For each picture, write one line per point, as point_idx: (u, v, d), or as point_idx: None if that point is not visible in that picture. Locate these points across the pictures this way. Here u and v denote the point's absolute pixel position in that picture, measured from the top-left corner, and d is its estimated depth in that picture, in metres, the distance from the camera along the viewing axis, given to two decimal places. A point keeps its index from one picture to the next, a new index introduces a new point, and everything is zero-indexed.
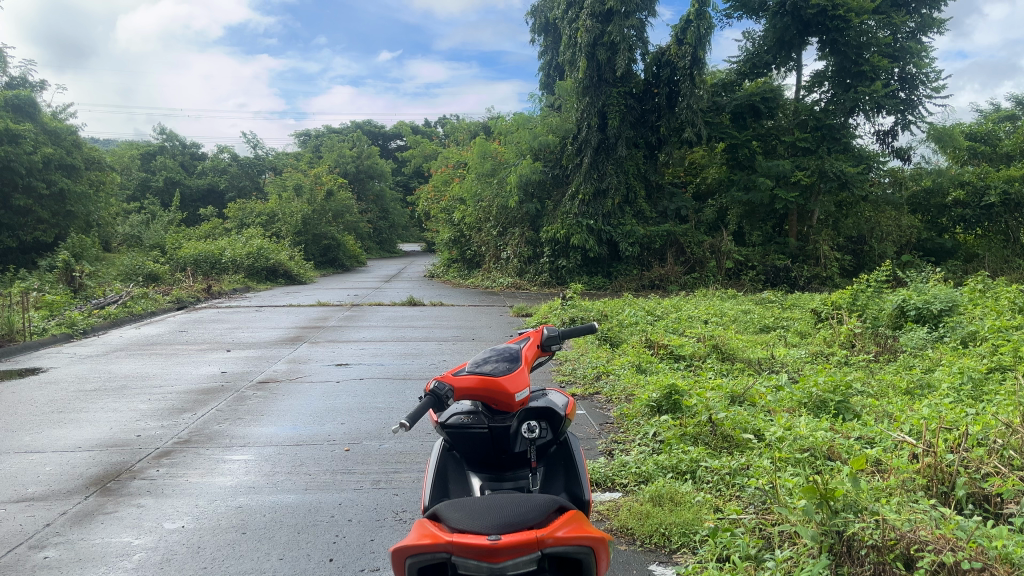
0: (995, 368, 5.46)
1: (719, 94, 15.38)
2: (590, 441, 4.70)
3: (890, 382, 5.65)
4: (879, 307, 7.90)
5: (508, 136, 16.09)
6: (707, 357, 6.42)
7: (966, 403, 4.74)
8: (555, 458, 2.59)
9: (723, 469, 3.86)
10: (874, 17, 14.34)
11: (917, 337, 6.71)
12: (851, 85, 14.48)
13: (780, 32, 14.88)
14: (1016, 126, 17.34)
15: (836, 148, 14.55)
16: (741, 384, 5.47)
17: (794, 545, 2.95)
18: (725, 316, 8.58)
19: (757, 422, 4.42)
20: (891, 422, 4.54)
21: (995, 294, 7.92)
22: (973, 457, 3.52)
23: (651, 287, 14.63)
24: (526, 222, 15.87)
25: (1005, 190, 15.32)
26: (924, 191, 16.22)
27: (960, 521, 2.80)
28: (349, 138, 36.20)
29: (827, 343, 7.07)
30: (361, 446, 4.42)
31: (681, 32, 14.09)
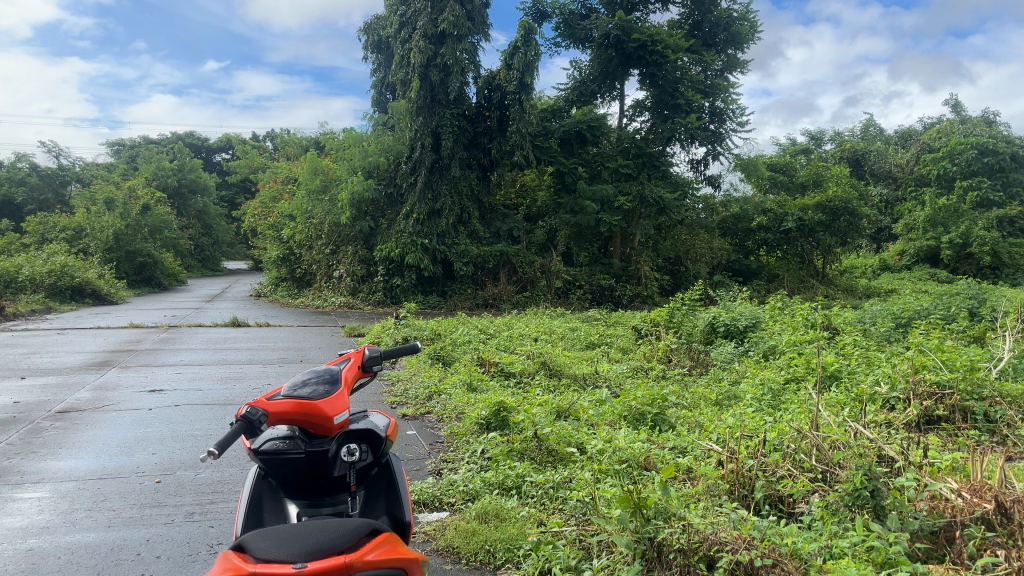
0: (791, 379, 6.01)
1: (547, 119, 15.68)
2: (419, 461, 4.68)
3: (701, 394, 6.04)
4: (692, 323, 8.46)
5: (340, 153, 15.77)
6: (536, 373, 6.60)
7: (766, 412, 5.17)
8: (377, 480, 2.56)
9: (547, 483, 3.97)
10: (687, 54, 15.45)
11: (726, 352, 7.24)
12: (668, 116, 15.55)
13: (604, 64, 15.66)
14: (808, 158, 19.17)
15: (656, 175, 15.56)
16: (566, 400, 5.63)
17: (611, 554, 3.08)
18: (553, 334, 8.82)
19: (580, 435, 4.59)
20: (701, 432, 4.87)
21: (792, 310, 8.69)
22: (770, 461, 3.88)
23: (484, 306, 14.85)
24: (359, 240, 15.59)
25: (799, 218, 16.95)
26: (732, 217, 17.59)
27: (755, 521, 3.07)
28: (168, 149, 34.14)
29: (647, 358, 7.45)
30: (175, 477, 4.15)
31: (510, 58, 14.49)
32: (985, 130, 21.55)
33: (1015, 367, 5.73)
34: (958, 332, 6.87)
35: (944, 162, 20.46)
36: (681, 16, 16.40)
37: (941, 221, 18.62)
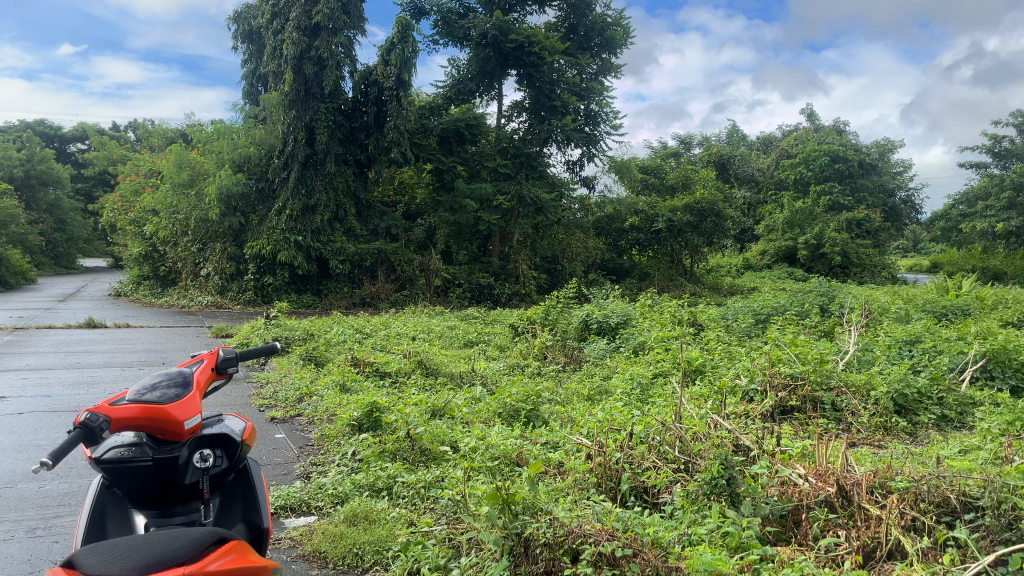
0: (659, 373, 6.24)
1: (425, 116, 15.58)
2: (288, 465, 4.54)
3: (574, 389, 6.17)
4: (567, 321, 8.65)
5: (208, 145, 15.10)
6: (412, 372, 6.55)
7: (635, 405, 5.34)
8: (233, 487, 2.47)
9: (418, 483, 3.94)
10: (563, 57, 15.77)
11: (598, 348, 7.44)
12: (545, 117, 15.92)
13: (482, 63, 15.72)
14: (678, 161, 19.96)
15: (533, 175, 15.79)
16: (441, 398, 5.62)
17: (480, 551, 3.09)
18: (430, 332, 8.78)
19: (453, 434, 4.59)
20: (573, 426, 4.97)
21: (661, 307, 9.04)
22: (636, 453, 4.02)
23: (361, 305, 14.62)
24: (228, 237, 14.98)
25: (669, 219, 17.64)
26: (607, 217, 18.09)
27: (618, 513, 3.17)
28: (15, 138, 31.64)
29: (523, 355, 7.53)
30: (14, 491, 3.85)
31: (387, 53, 14.33)
32: (836, 139, 23.10)
33: (859, 359, 6.18)
34: (810, 327, 7.34)
35: (801, 168, 21.79)
36: (557, 19, 16.70)
37: (797, 223, 19.83)
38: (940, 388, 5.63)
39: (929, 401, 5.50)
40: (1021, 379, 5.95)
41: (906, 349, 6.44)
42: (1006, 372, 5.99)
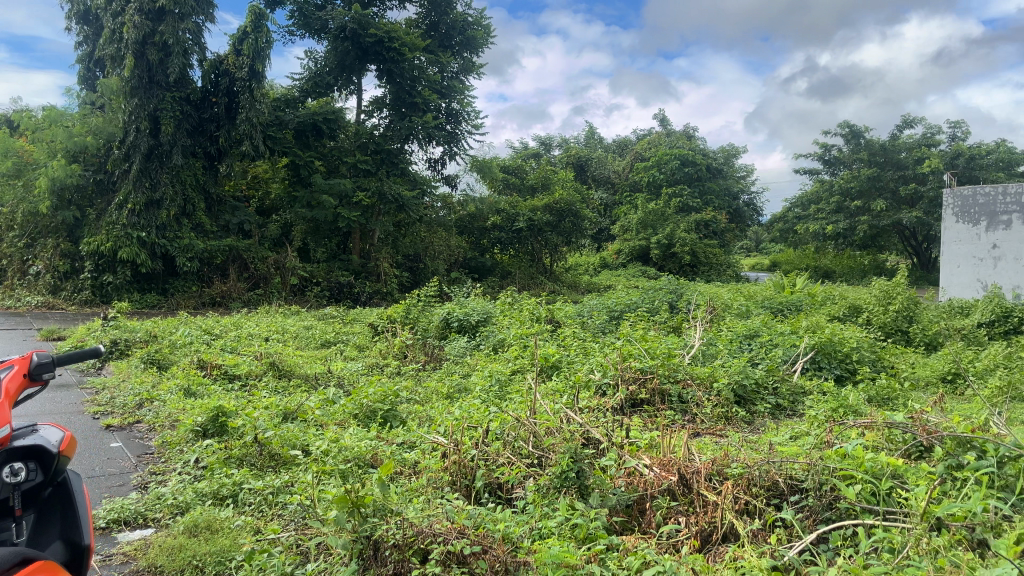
0: (517, 369, 6.32)
1: (280, 109, 15.02)
2: (124, 476, 4.25)
3: (433, 388, 6.15)
4: (428, 319, 8.62)
5: (37, 133, 13.92)
6: (263, 374, 6.31)
7: (492, 402, 5.38)
8: (49, 502, 2.28)
9: (266, 489, 3.80)
10: (424, 54, 15.73)
11: (458, 346, 7.45)
12: (406, 114, 15.92)
13: (340, 56, 15.37)
14: (537, 162, 20.35)
15: (394, 172, 15.74)
16: (293, 401, 5.43)
17: (328, 556, 3.01)
18: (286, 332, 8.50)
19: (305, 437, 4.47)
20: (429, 425, 4.95)
21: (520, 305, 9.17)
22: (491, 450, 4.05)
23: (211, 305, 13.93)
24: (62, 232, 13.88)
25: (530, 218, 17.95)
26: (468, 216, 18.14)
27: (469, 511, 3.18)
28: None
29: (382, 355, 7.43)
30: None
31: (239, 42, 13.75)
32: (686, 143, 24.26)
33: (703, 353, 6.51)
34: (660, 322, 7.67)
35: (654, 171, 22.73)
36: (418, 15, 16.58)
37: (650, 224, 20.69)
38: (775, 378, 6.02)
39: (765, 391, 5.87)
40: (844, 368, 6.48)
41: (745, 343, 6.85)
42: (832, 362, 6.51)
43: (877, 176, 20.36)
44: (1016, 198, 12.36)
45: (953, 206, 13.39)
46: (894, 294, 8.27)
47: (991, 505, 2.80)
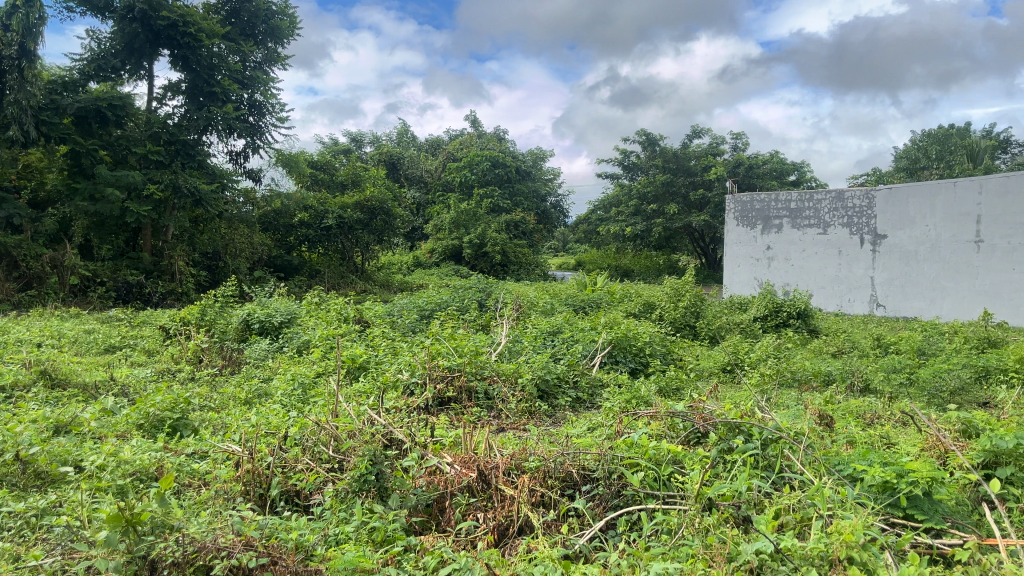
0: (323, 371, 6.13)
1: (56, 92, 13.35)
2: None
3: (231, 393, 5.83)
4: (226, 321, 8.18)
5: None
6: (32, 385, 5.68)
7: (295, 406, 5.18)
8: None
9: (28, 512, 3.40)
10: (224, 41, 15.02)
11: (259, 349, 7.13)
12: (204, 103, 15.07)
13: (128, 38, 14.07)
14: (348, 159, 19.96)
15: (190, 164, 14.82)
16: (65, 413, 4.92)
17: None
18: (62, 338, 7.73)
19: (80, 452, 4.09)
20: (224, 433, 4.68)
21: (327, 304, 8.94)
22: (290, 456, 3.90)
23: None
24: None
25: (339, 215, 17.64)
26: (274, 212, 17.35)
27: (259, 521, 3.05)
28: None
29: (173, 359, 6.93)
30: None
31: (6, 16, 12.33)
32: (496, 145, 24.70)
33: (509, 350, 6.64)
34: (469, 321, 7.75)
35: (465, 171, 22.96)
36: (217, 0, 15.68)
37: (462, 224, 20.91)
38: (575, 373, 6.26)
39: (566, 385, 6.09)
40: (638, 361, 6.88)
41: (549, 339, 7.05)
42: (627, 356, 6.89)
43: (670, 182, 21.85)
44: (785, 204, 13.70)
45: (735, 211, 14.63)
46: (683, 291, 8.88)
47: (753, 484, 3.07)
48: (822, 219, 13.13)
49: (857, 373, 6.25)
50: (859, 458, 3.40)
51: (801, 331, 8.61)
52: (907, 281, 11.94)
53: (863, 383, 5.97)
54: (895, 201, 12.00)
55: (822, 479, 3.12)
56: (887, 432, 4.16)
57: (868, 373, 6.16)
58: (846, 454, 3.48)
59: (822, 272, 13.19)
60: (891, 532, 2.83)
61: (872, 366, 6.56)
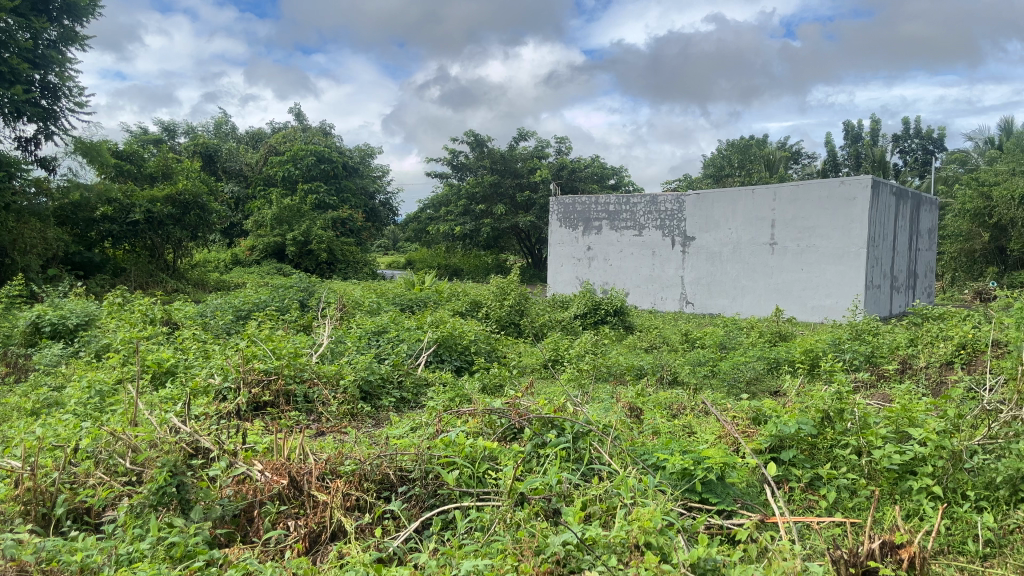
0: (124, 378, 5.65)
1: None
2: None
3: (14, 405, 5.25)
4: (10, 324, 7.37)
5: None
6: None
7: (90, 416, 4.74)
8: None
9: None
10: (11, 15, 13.51)
11: (51, 354, 6.48)
12: None
13: None
14: (159, 149, 18.63)
15: None
16: None
17: None
18: None
19: None
20: (3, 449, 4.19)
21: (131, 305, 8.29)
22: (80, 471, 3.57)
23: None
24: None
25: (148, 209, 16.50)
26: (71, 205, 15.69)
27: (38, 543, 2.78)
28: None
29: None
30: None
31: None
32: (322, 140, 24.00)
33: (332, 351, 6.45)
34: (289, 322, 7.46)
35: (288, 166, 22.14)
36: None
37: (286, 220, 20.10)
38: (400, 373, 6.16)
39: (390, 385, 6.00)
40: (463, 360, 6.92)
41: (373, 339, 6.90)
42: (452, 355, 6.91)
43: (497, 183, 22.28)
44: (605, 207, 14.32)
45: (559, 212, 15.13)
46: (508, 291, 9.04)
47: (564, 477, 3.17)
48: (638, 221, 13.83)
49: (666, 367, 6.64)
50: (661, 447, 3.60)
51: (618, 328, 9.03)
52: (712, 280, 12.82)
53: (672, 376, 6.36)
54: (702, 205, 12.87)
55: (627, 470, 3.28)
56: (689, 422, 4.43)
57: (676, 367, 6.56)
58: (651, 444, 3.67)
59: (638, 271, 13.91)
60: (688, 516, 3.03)
61: (679, 360, 6.98)
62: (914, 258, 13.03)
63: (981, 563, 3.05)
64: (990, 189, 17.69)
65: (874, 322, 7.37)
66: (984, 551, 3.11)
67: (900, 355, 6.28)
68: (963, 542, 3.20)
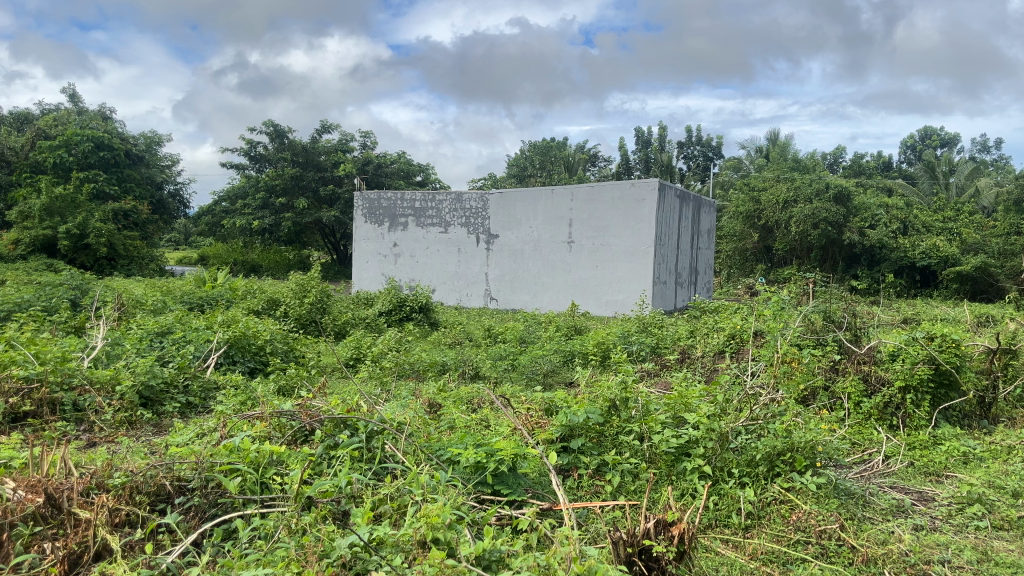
0: None
1: None
2: None
3: None
4: None
5: None
6: None
7: None
8: None
9: None
10: None
11: None
12: None
13: None
14: None
15: None
16: None
17: None
18: None
19: None
20: None
21: None
22: None
23: None
24: None
25: None
26: None
27: None
28: None
29: None
30: None
31: None
32: (101, 124, 21.98)
33: (107, 354, 5.89)
34: (56, 323, 6.75)
35: (60, 152, 20.11)
36: None
37: (57, 211, 17.97)
38: (186, 376, 5.75)
39: (174, 390, 5.57)
40: (258, 361, 6.62)
41: (156, 341, 6.37)
42: (245, 356, 6.58)
43: (299, 176, 21.57)
44: (411, 203, 14.27)
45: (363, 207, 14.87)
46: (308, 287, 8.71)
47: (354, 478, 3.10)
48: (443, 218, 13.90)
49: (468, 361, 6.70)
50: (456, 441, 3.61)
51: (422, 325, 9.03)
52: (515, 277, 13.18)
53: (473, 371, 6.41)
54: (505, 204, 13.17)
55: (420, 467, 3.26)
56: (486, 415, 4.49)
57: (478, 361, 6.65)
58: (446, 440, 3.68)
59: (443, 268, 14.00)
60: (480, 508, 3.08)
61: (481, 355, 7.08)
62: (696, 257, 14.13)
63: (743, 534, 3.33)
64: (759, 195, 19.61)
65: (659, 315, 7.91)
66: (745, 522, 3.41)
67: (680, 346, 6.78)
68: (728, 515, 3.49)
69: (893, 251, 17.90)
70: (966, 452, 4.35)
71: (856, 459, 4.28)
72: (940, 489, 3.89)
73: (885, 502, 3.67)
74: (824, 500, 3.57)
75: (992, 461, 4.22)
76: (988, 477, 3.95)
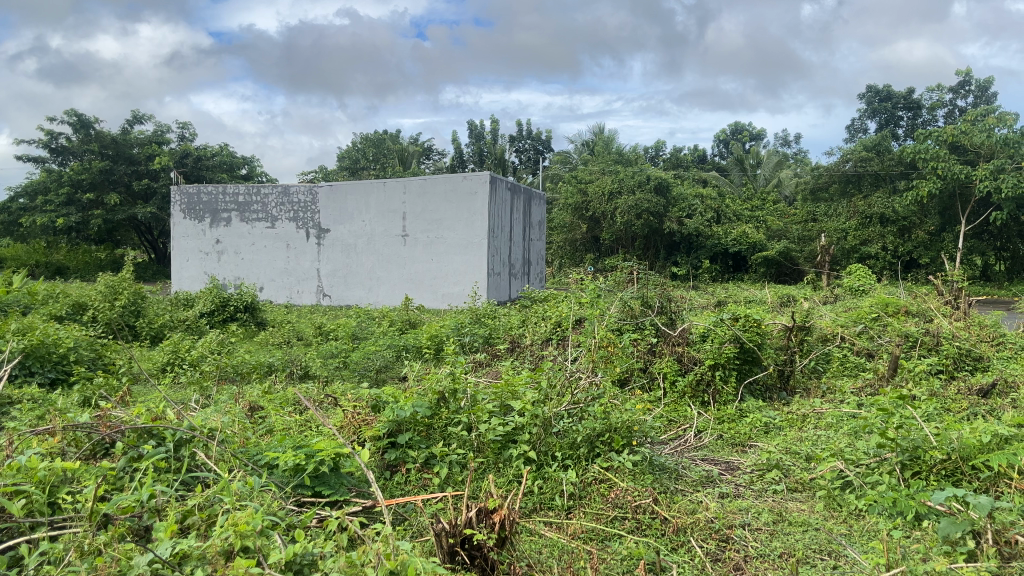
0: None
1: None
2: None
3: None
4: None
5: None
6: None
7: None
8: None
9: None
10: None
11: None
12: None
13: None
14: None
15: None
16: None
17: None
18: None
19: None
20: None
21: None
22: None
23: None
24: None
25: None
26: None
27: None
28: None
29: None
30: None
31: None
32: None
33: None
34: None
35: None
36: None
37: None
38: None
39: None
40: (60, 371, 6.08)
41: None
42: (45, 366, 6.02)
43: (108, 169, 20.13)
44: (233, 198, 13.62)
45: (181, 202, 14.00)
46: (119, 289, 8.12)
47: (157, 491, 2.91)
48: (270, 213, 13.36)
49: (297, 361, 6.49)
50: (275, 444, 3.49)
51: (248, 326, 8.66)
52: (348, 272, 12.91)
53: (302, 370, 6.23)
54: (335, 197, 12.84)
55: (233, 473, 3.14)
56: (310, 415, 4.34)
57: (307, 360, 6.44)
58: (264, 444, 3.56)
59: (272, 265, 13.46)
60: (299, 509, 3.01)
61: (311, 353, 6.87)
62: (528, 248, 14.43)
63: (565, 514, 3.42)
64: (586, 187, 20.36)
65: (491, 305, 8.02)
66: (567, 503, 3.51)
67: (511, 335, 6.92)
68: (552, 497, 3.58)
69: (708, 239, 19.19)
70: (766, 422, 4.72)
71: (671, 435, 4.53)
72: (744, 458, 4.19)
73: (695, 474, 3.91)
74: (640, 476, 3.75)
75: (789, 429, 4.61)
76: (785, 444, 4.30)
